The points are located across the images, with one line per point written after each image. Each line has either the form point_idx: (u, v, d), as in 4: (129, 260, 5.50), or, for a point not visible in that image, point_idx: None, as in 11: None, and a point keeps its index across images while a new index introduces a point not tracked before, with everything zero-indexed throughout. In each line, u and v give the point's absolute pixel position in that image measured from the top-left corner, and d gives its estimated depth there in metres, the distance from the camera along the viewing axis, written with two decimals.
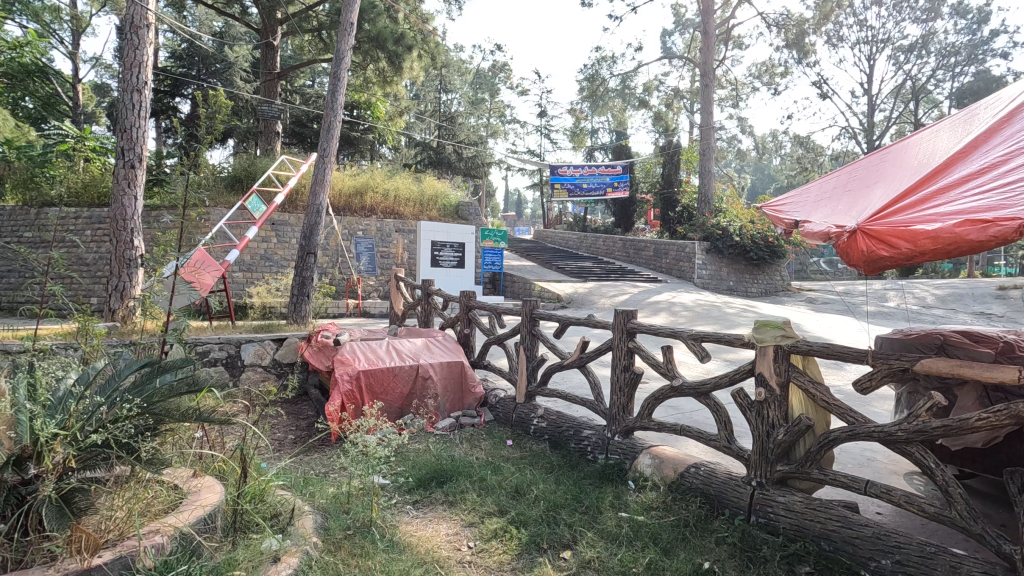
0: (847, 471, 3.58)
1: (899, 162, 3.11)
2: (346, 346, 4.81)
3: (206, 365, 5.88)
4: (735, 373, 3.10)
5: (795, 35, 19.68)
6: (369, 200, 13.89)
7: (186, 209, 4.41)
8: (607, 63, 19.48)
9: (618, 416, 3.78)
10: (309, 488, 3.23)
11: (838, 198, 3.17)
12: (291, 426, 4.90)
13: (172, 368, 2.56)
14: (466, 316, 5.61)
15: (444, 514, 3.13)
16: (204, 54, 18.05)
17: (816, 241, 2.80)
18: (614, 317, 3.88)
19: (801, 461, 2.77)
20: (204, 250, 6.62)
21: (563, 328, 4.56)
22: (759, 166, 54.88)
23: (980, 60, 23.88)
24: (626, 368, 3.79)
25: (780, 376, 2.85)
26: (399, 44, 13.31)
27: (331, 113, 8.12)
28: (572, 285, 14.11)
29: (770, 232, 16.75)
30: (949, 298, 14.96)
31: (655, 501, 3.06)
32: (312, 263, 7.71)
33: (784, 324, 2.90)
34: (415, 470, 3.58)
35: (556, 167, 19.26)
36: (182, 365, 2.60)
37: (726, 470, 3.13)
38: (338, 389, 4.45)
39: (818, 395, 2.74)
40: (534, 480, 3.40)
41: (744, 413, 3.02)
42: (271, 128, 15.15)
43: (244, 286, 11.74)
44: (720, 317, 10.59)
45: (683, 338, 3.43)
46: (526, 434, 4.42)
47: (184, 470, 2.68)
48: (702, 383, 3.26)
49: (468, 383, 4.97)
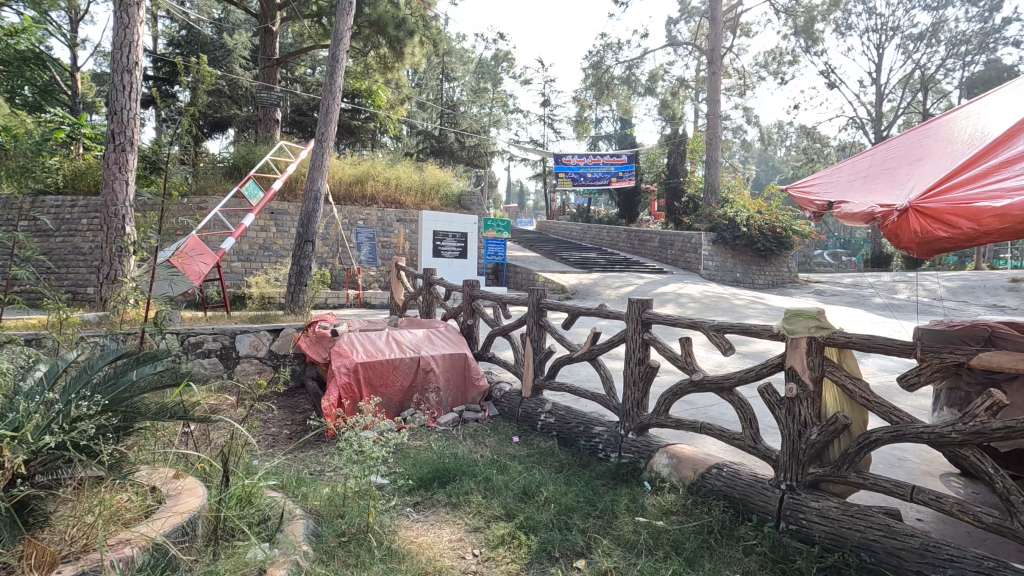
0: (881, 473, 3.34)
1: (945, 137, 2.86)
2: (344, 337, 4.57)
3: (200, 357, 5.68)
4: (762, 367, 2.85)
5: (804, 22, 19.30)
6: (370, 189, 13.67)
7: (168, 187, 4.18)
8: (613, 50, 19.13)
9: (631, 413, 3.55)
10: (302, 488, 3.01)
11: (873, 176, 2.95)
12: (285, 421, 4.69)
13: (150, 360, 2.36)
14: (469, 307, 5.37)
15: (447, 517, 2.91)
16: (204, 41, 17.80)
17: (857, 222, 2.57)
18: (628, 306, 3.63)
19: (837, 463, 2.54)
20: (196, 237, 6.39)
21: (573, 319, 4.30)
22: (763, 158, 54.60)
23: (991, 49, 23.45)
24: (641, 361, 3.56)
25: (813, 370, 2.61)
26: (400, 29, 13.00)
27: (330, 97, 7.85)
28: (577, 276, 13.86)
29: (778, 223, 16.46)
30: (961, 290, 14.68)
31: (674, 505, 2.85)
32: (311, 251, 7.45)
33: (818, 313, 2.64)
34: (417, 467, 3.38)
35: (560, 156, 18.95)
36: (162, 356, 2.40)
37: (751, 472, 2.90)
38: (334, 381, 4.22)
39: (856, 392, 2.50)
40: (544, 481, 3.17)
41: (772, 411, 2.78)
42: (271, 116, 14.84)
43: (241, 277, 11.53)
44: (728, 309, 10.33)
45: (705, 329, 3.17)
46: (533, 430, 4.20)
47: (164, 472, 2.48)
48: (726, 378, 3.02)
49: (472, 377, 4.73)
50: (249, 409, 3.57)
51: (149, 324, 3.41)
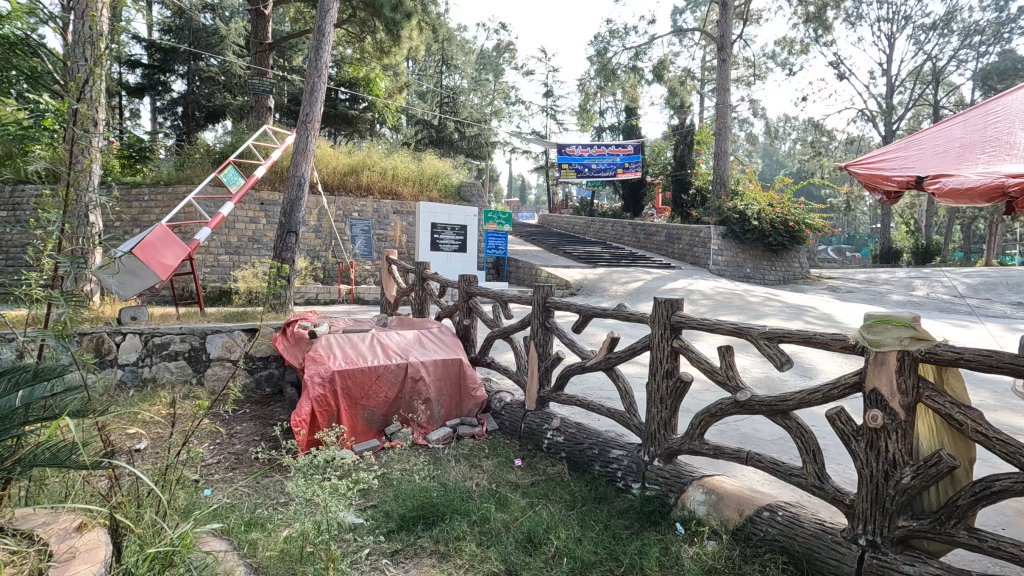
0: (978, 519, 2.71)
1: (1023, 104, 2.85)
2: (321, 340, 3.97)
3: (166, 359, 5.14)
4: (829, 389, 2.25)
5: (816, 9, 18.56)
6: (365, 179, 13.05)
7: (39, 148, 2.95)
8: (619, 37, 18.45)
9: (658, 436, 2.96)
10: (251, 534, 2.43)
11: (949, 145, 2.91)
12: (253, 435, 4.10)
13: (47, 379, 1.92)
14: (465, 305, 4.78)
15: (433, 573, 2.31)
16: (198, 28, 16.89)
17: (973, 199, 2.49)
18: (653, 307, 3.02)
19: (939, 517, 1.94)
20: (165, 226, 5.61)
21: (585, 320, 3.68)
22: (768, 150, 53.87)
23: (1007, 39, 22.64)
24: (670, 374, 2.94)
25: (905, 395, 2.01)
26: (396, 11, 12.27)
27: (315, 75, 7.18)
28: (581, 272, 13.25)
29: (791, 216, 15.81)
30: (982, 288, 14.05)
31: (718, 559, 2.27)
32: (294, 242, 6.81)
33: (914, 320, 2.02)
34: (397, 502, 2.79)
35: (563, 147, 18.21)
36: (62, 376, 1.95)
37: (816, 518, 2.32)
38: (307, 393, 3.60)
39: (969, 424, 1.88)
40: (554, 524, 2.58)
41: (846, 444, 2.17)
42: (263, 103, 14.06)
43: (230, 270, 10.95)
44: (744, 306, 9.69)
45: (753, 337, 2.55)
46: (538, 450, 3.62)
47: (65, 522, 1.95)
48: (780, 400, 2.42)
49: (468, 385, 4.13)
50: (189, 432, 2.74)
51: (45, 330, 2.29)
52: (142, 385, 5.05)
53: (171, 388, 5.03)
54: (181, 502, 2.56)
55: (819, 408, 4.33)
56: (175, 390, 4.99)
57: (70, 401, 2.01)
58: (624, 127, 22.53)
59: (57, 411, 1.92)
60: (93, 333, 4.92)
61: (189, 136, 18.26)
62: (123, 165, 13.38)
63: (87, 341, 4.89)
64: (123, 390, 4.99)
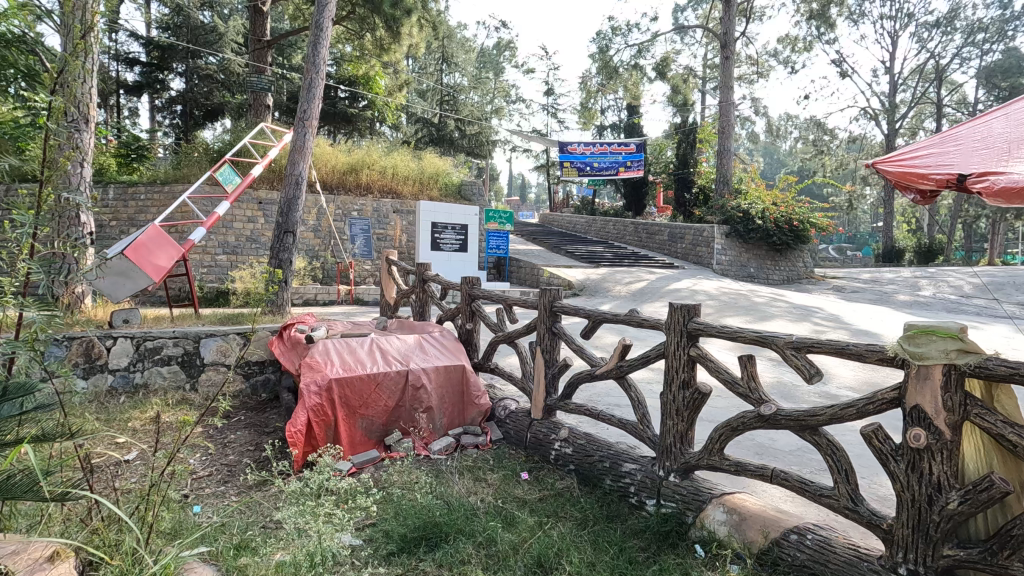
0: None
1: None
2: (317, 347, 3.80)
3: (159, 364, 4.98)
4: (865, 404, 2.08)
5: (820, 6, 18.36)
6: (365, 177, 12.87)
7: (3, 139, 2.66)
8: (621, 34, 18.23)
9: (673, 450, 2.79)
10: (241, 558, 2.24)
11: (988, 146, 3.39)
12: (247, 444, 3.93)
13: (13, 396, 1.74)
14: (468, 308, 4.61)
15: None
16: (194, 25, 16.60)
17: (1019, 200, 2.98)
18: (668, 314, 2.85)
19: (991, 548, 1.78)
20: (158, 227, 5.42)
21: (595, 326, 3.51)
22: (769, 149, 53.72)
23: (1012, 36, 22.42)
24: (685, 384, 2.78)
25: (951, 413, 1.84)
26: (396, 7, 12.08)
27: (313, 71, 7.00)
28: (583, 271, 13.08)
29: (795, 215, 15.65)
30: (989, 288, 13.88)
31: None
32: (291, 242, 6.62)
33: (961, 332, 1.84)
34: (398, 522, 2.63)
35: (565, 145, 18.00)
36: (29, 395, 1.78)
37: (850, 543, 2.15)
38: (302, 404, 3.42)
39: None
40: (565, 546, 2.42)
41: (884, 465, 2.01)
42: (261, 101, 13.84)
43: (227, 270, 10.78)
44: (750, 307, 9.51)
45: (779, 347, 2.37)
46: (545, 463, 3.45)
47: (39, 551, 1.80)
48: (810, 414, 2.24)
49: (470, 394, 3.95)
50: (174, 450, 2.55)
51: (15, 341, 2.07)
52: (134, 391, 4.88)
53: (164, 395, 4.86)
54: (165, 526, 2.37)
55: (854, 425, 4.05)
56: (168, 396, 4.83)
57: (39, 428, 1.87)
58: (626, 125, 22.34)
59: (20, 439, 1.77)
60: (83, 337, 4.76)
61: (187, 134, 18.08)
62: (119, 163, 13.20)
63: (77, 345, 4.74)
64: (115, 397, 4.83)
